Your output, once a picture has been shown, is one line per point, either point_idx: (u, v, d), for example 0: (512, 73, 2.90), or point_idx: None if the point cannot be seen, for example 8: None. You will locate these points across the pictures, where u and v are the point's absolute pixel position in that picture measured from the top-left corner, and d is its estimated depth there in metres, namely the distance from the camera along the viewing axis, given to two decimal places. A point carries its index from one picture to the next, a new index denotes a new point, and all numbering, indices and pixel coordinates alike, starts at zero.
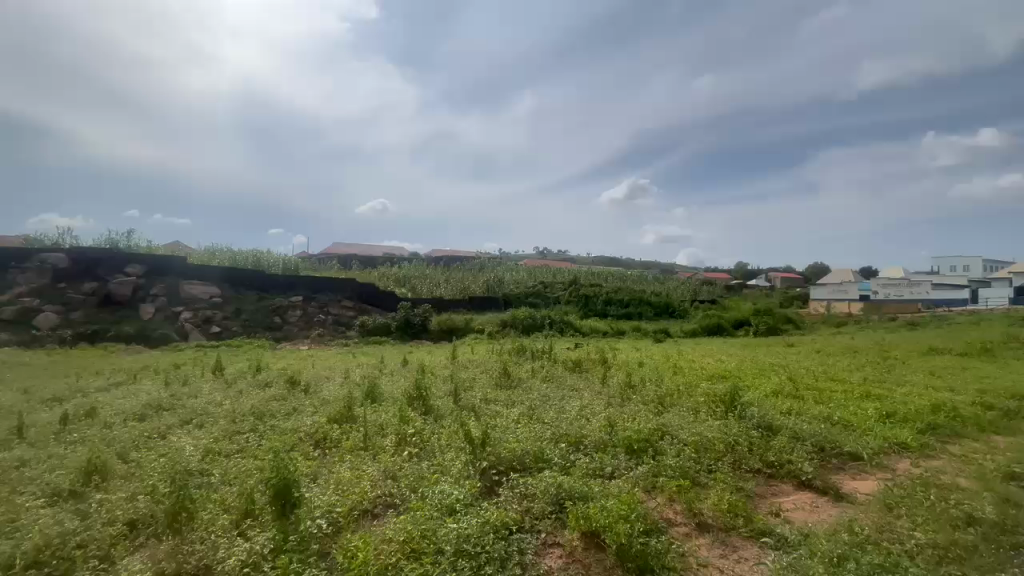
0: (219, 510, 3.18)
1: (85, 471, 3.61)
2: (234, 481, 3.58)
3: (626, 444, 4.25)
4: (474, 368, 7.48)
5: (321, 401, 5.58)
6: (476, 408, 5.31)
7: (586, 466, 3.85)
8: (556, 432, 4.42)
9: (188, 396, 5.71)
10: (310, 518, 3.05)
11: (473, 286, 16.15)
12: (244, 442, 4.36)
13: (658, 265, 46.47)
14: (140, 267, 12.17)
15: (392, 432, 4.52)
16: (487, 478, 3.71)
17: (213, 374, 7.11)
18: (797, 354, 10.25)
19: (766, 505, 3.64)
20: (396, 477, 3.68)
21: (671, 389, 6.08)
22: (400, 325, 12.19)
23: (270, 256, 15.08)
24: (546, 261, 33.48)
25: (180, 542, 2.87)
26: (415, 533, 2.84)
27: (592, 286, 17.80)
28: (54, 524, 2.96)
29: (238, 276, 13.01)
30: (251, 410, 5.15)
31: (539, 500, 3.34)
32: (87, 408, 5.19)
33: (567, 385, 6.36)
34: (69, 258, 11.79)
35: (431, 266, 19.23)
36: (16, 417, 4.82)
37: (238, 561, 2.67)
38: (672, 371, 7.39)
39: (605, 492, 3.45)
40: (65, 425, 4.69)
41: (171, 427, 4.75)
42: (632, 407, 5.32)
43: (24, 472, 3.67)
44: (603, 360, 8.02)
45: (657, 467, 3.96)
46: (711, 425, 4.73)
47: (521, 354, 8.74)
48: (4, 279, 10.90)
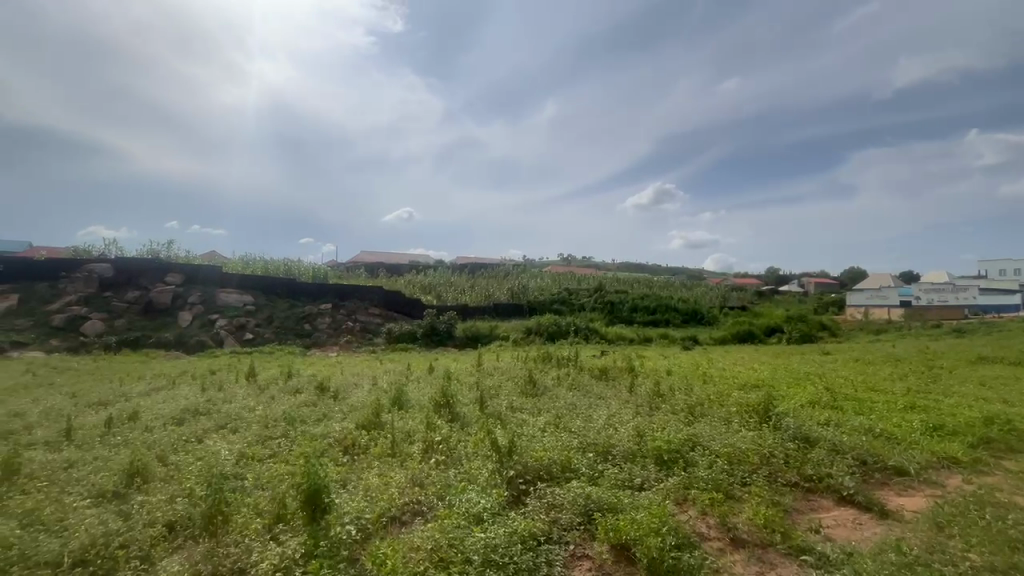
0: (253, 513, 3.25)
1: (128, 473, 3.76)
2: (268, 485, 3.66)
3: (655, 454, 4.16)
4: (500, 375, 7.47)
5: (350, 407, 5.66)
6: (502, 415, 5.30)
7: (615, 477, 3.78)
8: (584, 441, 4.36)
9: (223, 401, 5.90)
10: (340, 523, 3.09)
11: (498, 293, 16.19)
12: (277, 447, 4.45)
13: (685, 270, 45.62)
14: (178, 276, 12.70)
15: (419, 439, 4.54)
16: (514, 487, 3.67)
17: (247, 379, 7.31)
18: (835, 362, 9.86)
19: (805, 521, 3.49)
20: (423, 485, 3.69)
21: (701, 398, 5.93)
22: (426, 331, 12.30)
23: (301, 264, 15.51)
24: (570, 268, 33.31)
25: (216, 545, 2.94)
26: (443, 542, 2.83)
27: (617, 293, 17.60)
28: (99, 524, 3.08)
29: (271, 284, 13.42)
30: (283, 416, 5.26)
31: (567, 511, 3.29)
32: (130, 411, 5.42)
33: (593, 394, 6.28)
34: (114, 268, 12.41)
35: (456, 274, 19.42)
36: (66, 420, 5.07)
37: (271, 564, 2.71)
38: (702, 380, 7.21)
39: (635, 503, 3.38)
40: (110, 428, 4.90)
41: (208, 432, 4.90)
42: (661, 417, 5.20)
43: (72, 473, 3.85)
44: (630, 368, 7.90)
45: (688, 479, 3.85)
46: (744, 436, 4.58)
47: (546, 361, 8.69)
48: (56, 288, 11.56)
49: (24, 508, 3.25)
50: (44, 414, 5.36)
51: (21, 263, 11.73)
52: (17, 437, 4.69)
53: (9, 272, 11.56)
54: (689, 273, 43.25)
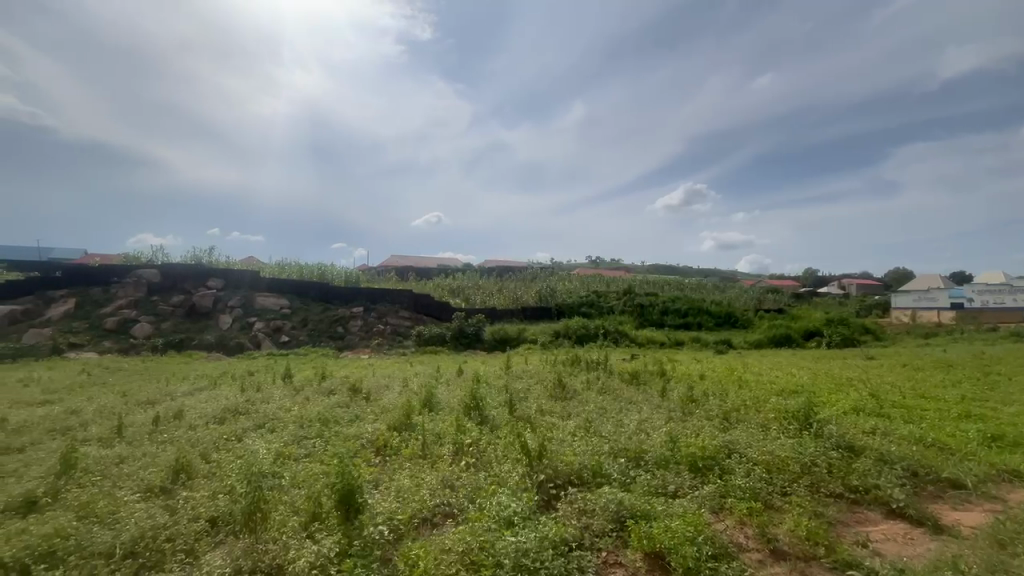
0: (290, 512, 3.34)
1: (173, 469, 3.93)
2: (303, 484, 3.75)
3: (689, 460, 4.05)
4: (529, 378, 7.44)
5: (381, 409, 5.74)
6: (531, 419, 5.27)
7: (647, 483, 3.71)
8: (615, 446, 4.30)
9: (261, 401, 6.10)
10: (373, 523, 3.15)
11: (526, 296, 16.16)
12: (311, 447, 4.57)
13: (718, 271, 44.44)
14: (219, 281, 13.25)
15: (449, 441, 4.57)
16: (544, 491, 3.65)
17: (283, 380, 7.53)
18: (880, 368, 9.39)
19: (851, 534, 3.33)
20: (453, 487, 3.71)
21: (736, 403, 5.75)
22: (455, 334, 12.40)
23: (334, 269, 15.92)
24: (599, 270, 32.95)
25: (255, 542, 3.03)
26: (474, 545, 2.84)
27: (647, 295, 17.30)
28: (148, 518, 3.22)
29: (305, 288, 13.82)
30: (317, 416, 5.39)
31: (598, 517, 3.24)
32: (175, 410, 5.67)
33: (624, 398, 6.17)
34: (161, 274, 13.06)
35: (484, 277, 19.52)
36: (117, 418, 5.34)
37: (308, 562, 2.76)
38: (737, 385, 6.98)
39: (669, 511, 3.30)
40: (157, 426, 5.14)
41: (247, 431, 5.07)
42: (695, 422, 5.07)
43: (123, 468, 4.05)
44: (661, 372, 7.73)
45: (724, 487, 3.74)
46: (782, 443, 4.41)
47: (575, 365, 8.61)
48: (108, 292, 12.24)
49: (80, 501, 3.44)
50: (98, 412, 5.67)
51: (78, 269, 12.50)
52: (74, 434, 4.97)
53: (66, 278, 12.33)
54: (721, 275, 42.14)
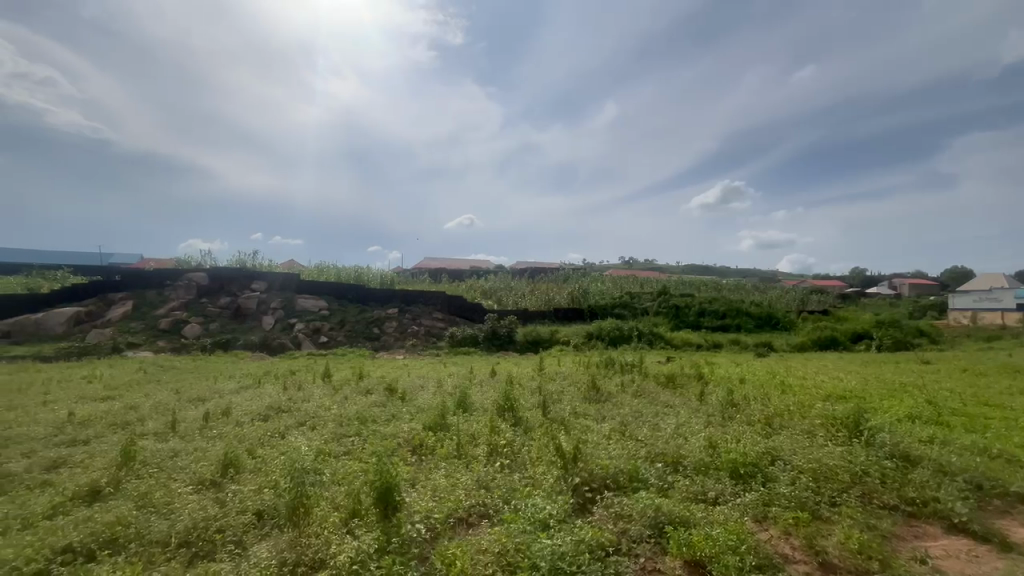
0: (331, 508, 3.44)
1: (223, 464, 4.11)
2: (343, 481, 3.85)
3: (730, 467, 3.92)
4: (562, 380, 7.38)
5: (417, 408, 5.84)
6: (566, 421, 5.23)
7: (686, 490, 3.61)
8: (652, 450, 4.21)
9: (302, 400, 6.30)
10: (410, 522, 3.20)
11: (558, 297, 16.06)
12: (350, 445, 4.69)
13: (757, 271, 42.93)
14: (263, 284, 13.82)
15: (483, 442, 4.60)
16: (580, 495, 3.61)
17: (322, 379, 7.78)
18: (938, 373, 8.82)
19: (907, 548, 3.14)
20: (488, 488, 3.72)
21: (780, 409, 5.53)
22: (488, 336, 12.46)
23: (370, 271, 16.31)
24: (632, 272, 32.43)
25: (299, 535, 3.13)
26: (510, 546, 2.84)
27: (683, 296, 16.87)
28: (200, 509, 3.39)
29: (343, 291, 14.22)
30: (356, 415, 5.53)
31: (636, 522, 3.18)
32: (223, 407, 5.94)
33: (661, 401, 6.04)
34: (209, 277, 13.75)
35: (516, 278, 19.55)
36: (171, 414, 5.64)
37: (349, 557, 2.83)
38: (780, 390, 6.71)
39: (709, 519, 3.20)
40: (207, 422, 5.41)
41: (289, 428, 5.26)
42: (735, 428, 4.91)
43: (177, 461, 4.28)
44: (699, 376, 7.51)
45: (768, 495, 3.60)
46: (831, 451, 4.21)
47: (609, 367, 8.48)
48: (162, 294, 12.99)
49: (139, 492, 3.66)
50: (154, 408, 6.01)
51: (135, 273, 13.31)
52: (132, 428, 5.29)
53: (125, 281, 13.16)
54: (761, 275, 40.65)
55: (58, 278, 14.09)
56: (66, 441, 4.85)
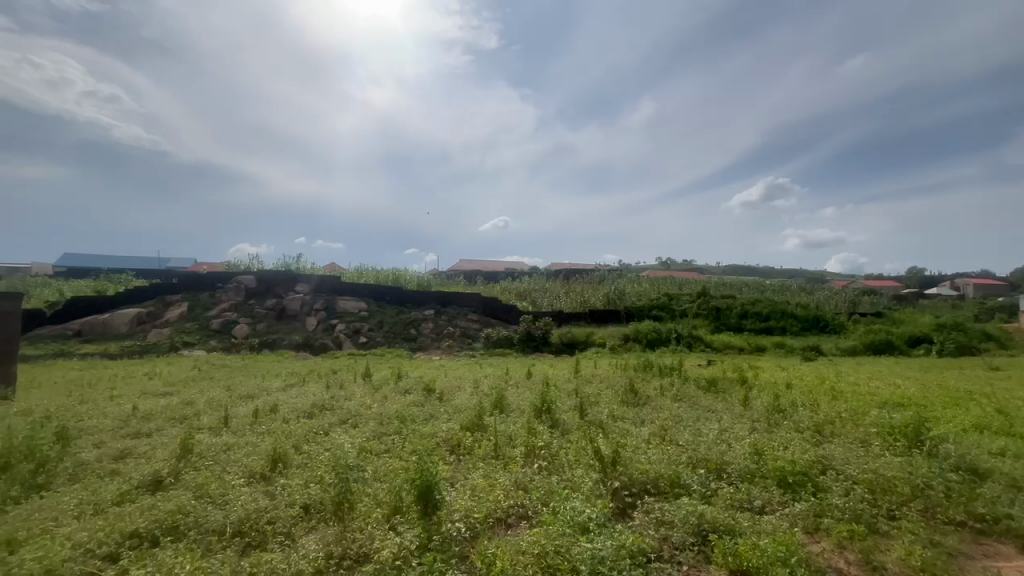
0: (374, 504, 3.53)
1: (272, 459, 4.30)
2: (385, 478, 3.94)
3: (778, 475, 3.77)
4: (599, 383, 7.29)
5: (454, 409, 5.91)
6: (603, 424, 5.17)
7: (730, 497, 3.50)
8: (693, 455, 4.10)
9: (344, 398, 6.50)
10: (450, 520, 3.25)
11: (593, 298, 15.91)
12: (391, 443, 4.80)
13: (802, 271, 41.11)
14: (306, 286, 14.38)
15: (521, 443, 4.60)
16: (619, 499, 3.56)
17: (363, 378, 8.01)
18: (1008, 380, 8.18)
19: (977, 568, 2.93)
20: (526, 489, 3.73)
21: (831, 415, 5.27)
22: (523, 337, 12.46)
23: (407, 274, 16.65)
24: (669, 273, 31.72)
25: (344, 529, 3.23)
26: (549, 548, 2.82)
27: (724, 298, 16.36)
28: (252, 501, 3.55)
29: (381, 292, 14.59)
30: (395, 414, 5.66)
31: (678, 529, 3.11)
32: (271, 404, 6.20)
33: (702, 406, 5.86)
34: (257, 279, 14.43)
35: (551, 279, 19.48)
36: (223, 410, 5.95)
37: (392, 553, 2.89)
38: (830, 396, 6.38)
39: (756, 528, 3.09)
40: (256, 418, 5.66)
41: (333, 425, 5.44)
42: (783, 434, 4.71)
43: (229, 455, 4.50)
44: (742, 380, 7.25)
45: (819, 506, 3.44)
46: (889, 462, 3.97)
47: (647, 370, 8.31)
48: (214, 296, 13.72)
49: (196, 483, 3.87)
50: (208, 403, 6.35)
51: (190, 277, 14.12)
52: (189, 422, 5.61)
53: (180, 284, 13.98)
54: (807, 275, 38.88)
55: (122, 281, 15.14)
56: (131, 433, 5.19)
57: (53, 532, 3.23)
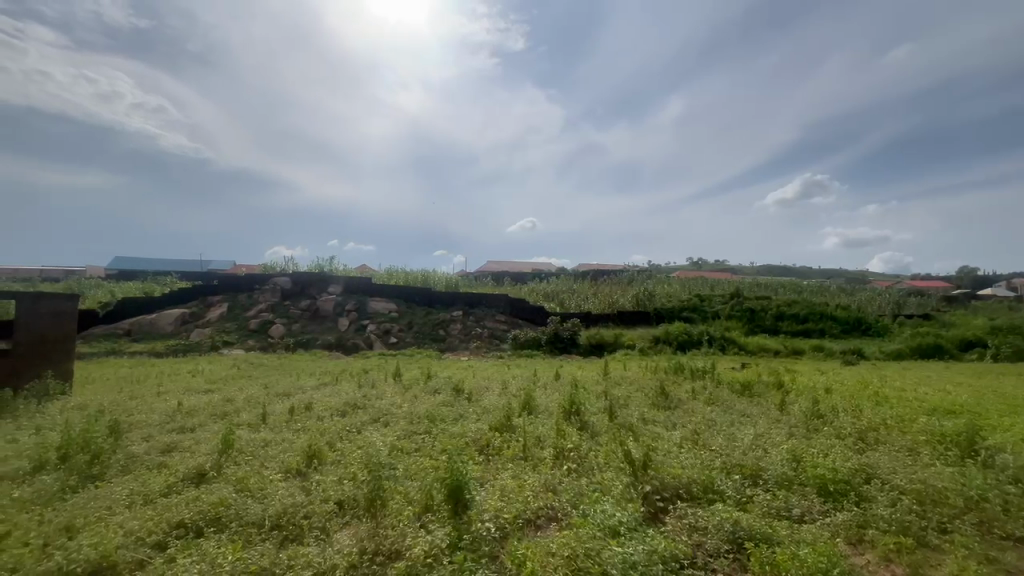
0: (405, 502, 3.59)
1: (307, 455, 4.43)
2: (416, 477, 4.00)
3: (818, 483, 3.63)
4: (629, 385, 7.20)
5: (483, 409, 5.96)
6: (634, 427, 5.10)
7: (767, 505, 3.39)
8: (728, 460, 4.00)
9: (375, 397, 6.63)
10: (480, 520, 3.27)
11: (622, 299, 15.71)
12: (422, 442, 4.87)
13: (843, 271, 39.50)
14: (339, 288, 14.77)
15: (550, 445, 4.59)
16: (650, 503, 3.50)
17: (394, 378, 8.15)
18: None
19: None
20: (556, 491, 3.71)
21: (874, 422, 5.05)
22: (550, 338, 12.41)
23: (436, 275, 16.86)
24: (701, 273, 30.99)
25: (377, 526, 3.30)
26: (580, 551, 2.80)
27: (758, 299, 15.88)
28: (289, 496, 3.67)
29: (411, 294, 14.83)
30: (425, 414, 5.74)
31: (712, 535, 3.03)
32: (307, 402, 6.38)
33: (736, 410, 5.71)
34: (292, 281, 14.92)
35: (579, 281, 19.33)
36: (261, 407, 6.16)
37: (424, 550, 2.94)
38: (875, 401, 6.10)
39: (795, 537, 2.99)
40: (292, 415, 5.84)
41: (365, 423, 5.56)
42: (822, 441, 4.54)
43: (268, 450, 4.66)
44: (779, 384, 7.01)
45: (863, 517, 3.29)
46: (939, 472, 3.77)
47: (678, 373, 8.14)
48: (252, 297, 14.24)
49: (237, 477, 4.03)
50: (247, 401, 6.60)
51: (230, 279, 14.71)
52: (230, 418, 5.84)
53: (222, 286, 14.61)
54: (848, 276, 37.27)
55: (167, 283, 15.89)
56: (177, 428, 5.45)
57: (106, 520, 3.42)
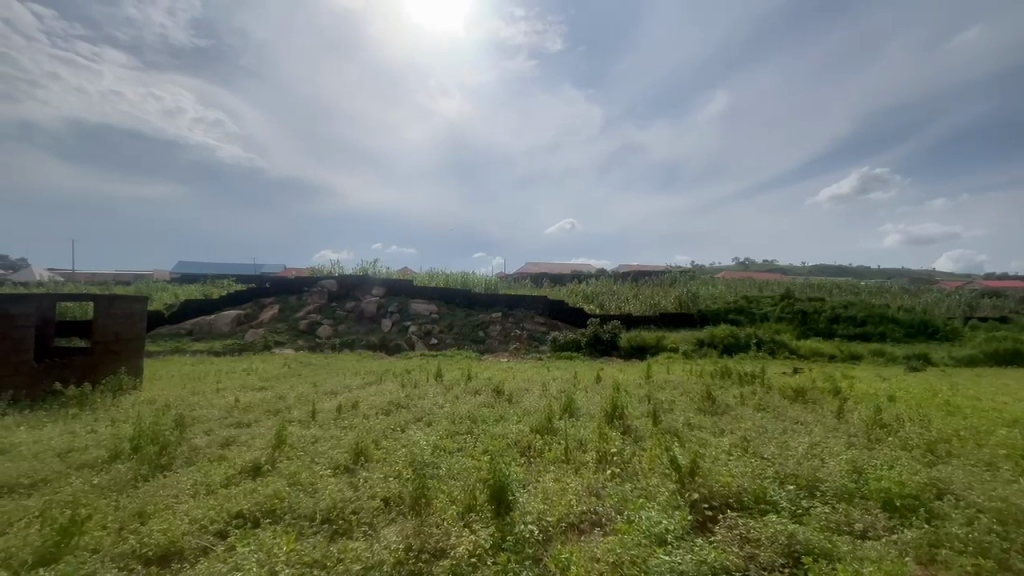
0: (449, 501, 3.64)
1: (355, 452, 4.58)
2: (459, 476, 4.05)
3: (882, 498, 3.40)
4: (673, 389, 7.01)
5: (524, 411, 5.96)
6: (679, 432, 4.97)
7: (826, 518, 3.21)
8: (782, 470, 3.82)
9: (418, 397, 6.76)
10: (523, 521, 3.27)
11: (664, 301, 15.31)
12: (463, 442, 4.93)
13: (905, 271, 36.92)
14: (382, 290, 15.21)
15: (593, 448, 4.53)
16: (698, 511, 3.39)
17: (435, 378, 8.29)
18: None
19: None
20: (599, 496, 3.67)
21: (947, 433, 4.67)
22: (590, 340, 12.25)
23: (475, 277, 17.03)
24: (747, 274, 29.79)
25: (422, 524, 3.35)
26: (625, 558, 2.75)
27: (811, 301, 15.08)
28: (339, 491, 3.80)
29: (451, 296, 15.06)
30: (467, 415, 5.80)
31: (766, 548, 2.90)
32: (353, 401, 6.59)
33: (788, 417, 5.45)
34: (338, 283, 15.51)
35: (619, 282, 19.01)
36: (310, 405, 6.41)
37: (468, 550, 2.96)
38: (945, 411, 5.65)
39: (858, 554, 2.82)
40: (339, 413, 6.04)
41: (409, 422, 5.69)
42: (886, 452, 4.26)
43: (318, 446, 4.85)
44: (835, 390, 6.62)
45: (934, 535, 3.06)
46: (1021, 490, 3.45)
47: (725, 378, 7.84)
48: (301, 299, 14.91)
49: (290, 471, 4.21)
50: (298, 398, 6.89)
51: (282, 281, 15.44)
52: (282, 415, 6.12)
53: (274, 288, 15.37)
54: (911, 276, 34.79)
55: (224, 286, 16.88)
56: (236, 423, 5.76)
57: (173, 508, 3.65)
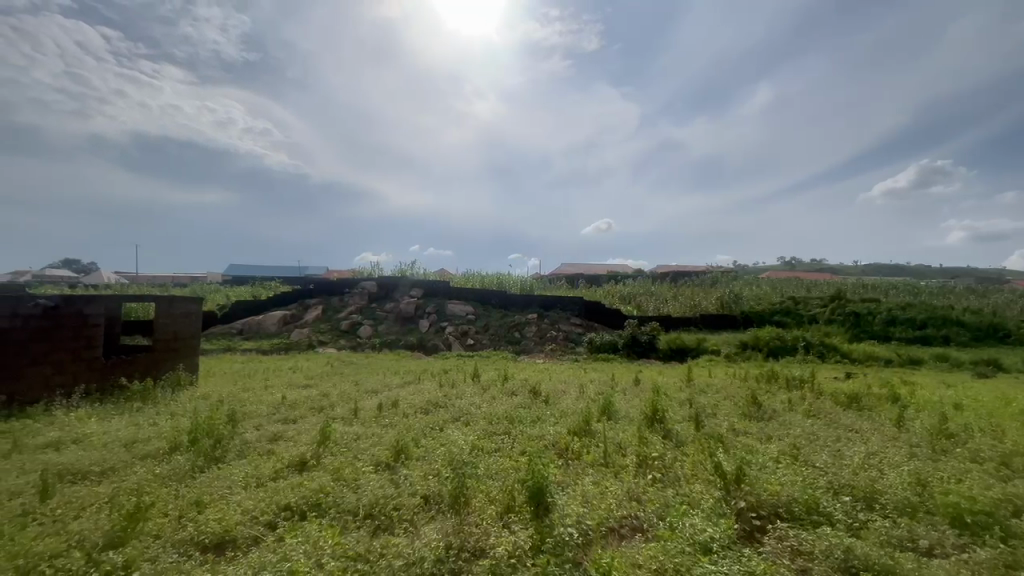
0: (488, 500, 3.66)
1: (395, 450, 4.68)
2: (497, 476, 4.07)
3: (950, 514, 3.16)
4: (716, 393, 6.79)
5: (561, 413, 5.91)
6: (723, 438, 4.79)
7: (886, 533, 3.01)
8: (836, 480, 3.62)
9: (455, 397, 6.84)
10: (562, 524, 3.23)
11: (705, 302, 14.86)
12: (501, 442, 4.95)
13: (972, 270, 34.29)
14: (420, 291, 15.50)
15: (632, 452, 4.44)
16: (745, 520, 3.26)
17: (472, 378, 8.36)
18: None
19: None
20: (640, 500, 3.59)
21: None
22: (628, 342, 12.05)
23: (511, 278, 17.08)
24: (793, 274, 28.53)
25: (461, 522, 3.38)
26: (668, 566, 2.68)
27: (865, 302, 14.27)
28: (380, 488, 3.89)
29: (487, 296, 15.16)
30: (504, 415, 5.82)
31: (820, 562, 2.75)
32: (393, 399, 6.74)
33: (842, 425, 5.16)
34: (377, 284, 15.91)
35: (657, 283, 18.63)
36: (353, 402, 6.61)
37: (507, 551, 2.97)
38: (1021, 422, 5.20)
39: (923, 572, 2.63)
40: (380, 411, 6.19)
41: (447, 421, 5.76)
42: (953, 464, 3.96)
43: (360, 443, 4.99)
44: (894, 397, 6.22)
45: (1011, 556, 2.81)
46: None
47: (771, 383, 7.51)
48: (343, 300, 15.39)
49: (335, 466, 4.35)
50: (340, 396, 7.10)
51: (325, 283, 15.98)
52: (326, 412, 6.33)
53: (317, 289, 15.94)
54: (978, 275, 32.30)
55: (272, 287, 17.66)
56: (283, 419, 6.01)
57: (227, 499, 3.83)
